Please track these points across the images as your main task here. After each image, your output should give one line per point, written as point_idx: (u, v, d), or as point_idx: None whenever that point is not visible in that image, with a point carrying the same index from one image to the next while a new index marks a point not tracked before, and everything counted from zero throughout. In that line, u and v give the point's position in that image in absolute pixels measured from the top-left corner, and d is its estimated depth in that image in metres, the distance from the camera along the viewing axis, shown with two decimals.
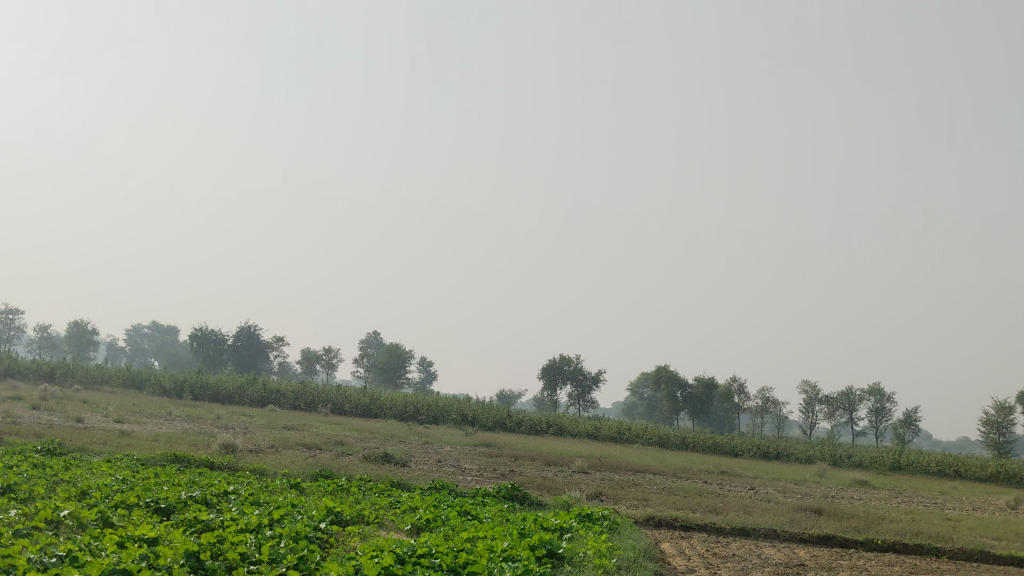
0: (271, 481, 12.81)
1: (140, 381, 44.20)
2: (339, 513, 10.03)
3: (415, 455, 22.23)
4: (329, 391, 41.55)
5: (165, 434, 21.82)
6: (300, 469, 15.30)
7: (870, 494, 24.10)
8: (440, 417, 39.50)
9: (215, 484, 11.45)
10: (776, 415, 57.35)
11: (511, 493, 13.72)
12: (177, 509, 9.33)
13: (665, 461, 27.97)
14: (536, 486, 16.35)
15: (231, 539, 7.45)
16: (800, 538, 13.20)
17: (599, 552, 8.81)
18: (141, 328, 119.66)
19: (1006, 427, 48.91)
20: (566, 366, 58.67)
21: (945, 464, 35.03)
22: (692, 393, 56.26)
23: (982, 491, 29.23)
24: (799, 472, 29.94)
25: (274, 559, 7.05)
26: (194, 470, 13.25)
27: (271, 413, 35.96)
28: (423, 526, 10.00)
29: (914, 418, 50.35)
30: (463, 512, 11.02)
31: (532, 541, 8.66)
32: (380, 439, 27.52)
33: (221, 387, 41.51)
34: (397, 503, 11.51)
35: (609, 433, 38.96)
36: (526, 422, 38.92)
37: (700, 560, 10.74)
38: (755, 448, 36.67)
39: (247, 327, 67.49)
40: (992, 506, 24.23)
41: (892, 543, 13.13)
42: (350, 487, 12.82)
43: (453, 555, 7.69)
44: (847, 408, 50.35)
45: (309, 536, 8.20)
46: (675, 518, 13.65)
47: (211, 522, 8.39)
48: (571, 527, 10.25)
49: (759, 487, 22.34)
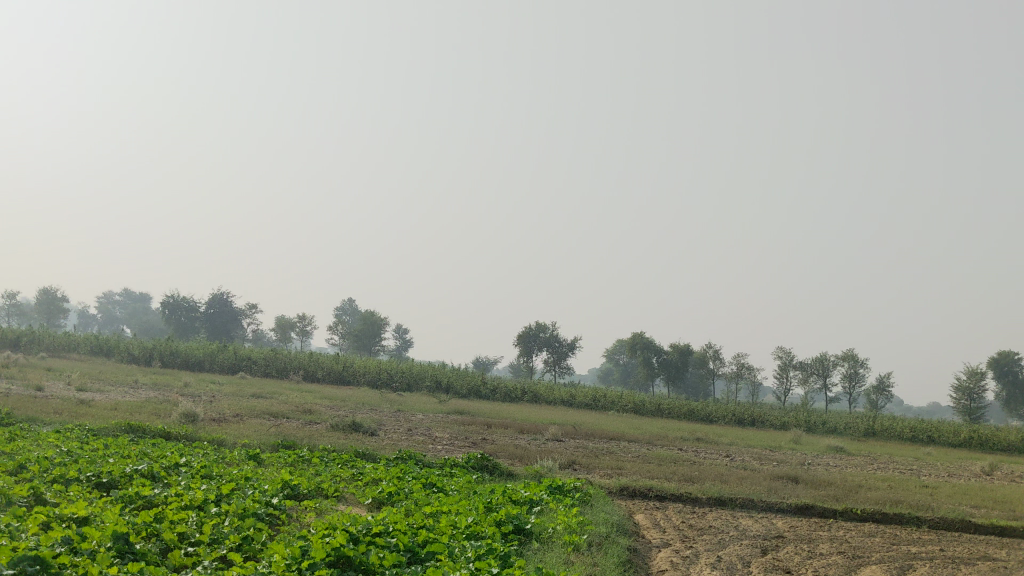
0: (228, 453, 12.23)
1: (108, 348, 43.31)
2: (295, 487, 9.49)
3: (385, 423, 21.65)
4: (301, 358, 40.94)
5: (127, 402, 21.17)
6: (262, 439, 14.72)
7: (846, 461, 23.91)
8: (414, 384, 39.03)
9: (167, 455, 10.85)
10: (750, 381, 57.38)
11: (480, 462, 13.26)
12: (120, 484, 8.76)
13: (640, 428, 27.62)
14: (508, 455, 15.85)
15: (169, 518, 6.87)
16: (778, 509, 12.83)
17: (569, 528, 8.27)
18: (112, 295, 117.85)
19: (977, 392, 49.16)
20: (542, 334, 58.33)
21: (918, 430, 35.02)
22: (668, 359, 56.09)
23: (956, 457, 29.20)
24: (775, 438, 29.73)
25: (215, 540, 6.50)
26: (146, 441, 12.59)
27: (241, 380, 35.37)
28: (385, 500, 9.48)
29: (887, 384, 50.50)
30: (428, 485, 10.49)
31: (497, 516, 8.13)
32: (350, 407, 26.97)
33: (191, 354, 40.75)
34: (360, 475, 10.98)
35: (584, 400, 38.61)
36: (501, 389, 38.56)
37: (675, 532, 10.30)
38: (730, 413, 36.52)
39: (220, 293, 66.61)
40: (967, 472, 24.12)
41: (871, 513, 12.80)
42: (311, 458, 12.27)
43: (412, 533, 7.13)
44: (821, 374, 50.32)
45: (258, 514, 7.65)
46: (649, 487, 13.23)
47: (153, 498, 7.81)
48: (541, 499, 9.77)
49: (734, 454, 21.99)
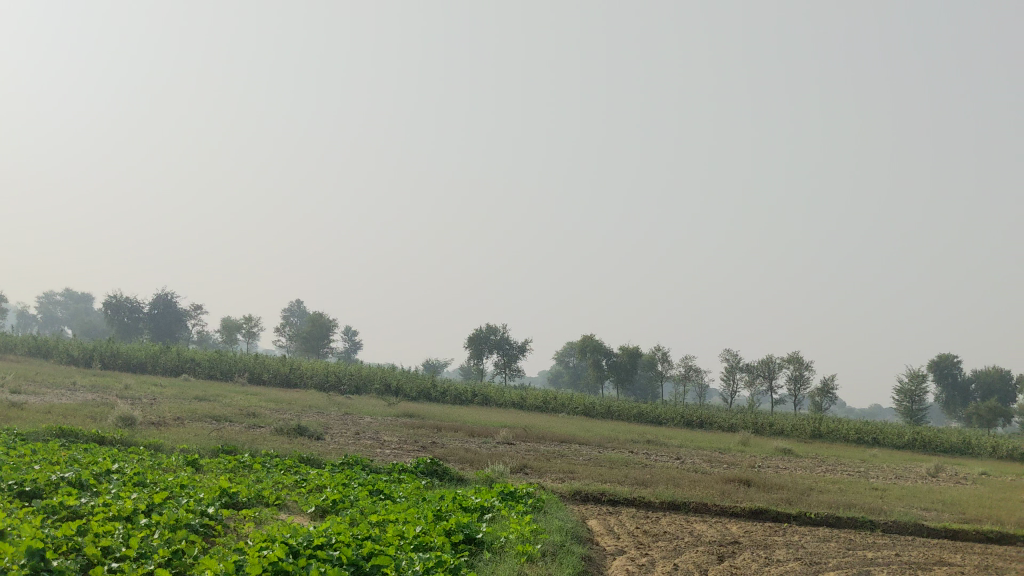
0: (165, 459, 11.69)
1: (46, 349, 41.98)
2: (233, 495, 9.04)
3: (332, 427, 21.11)
4: (246, 359, 40.10)
5: (62, 405, 20.35)
6: (201, 443, 14.14)
7: (793, 463, 23.92)
8: (363, 387, 38.43)
9: (99, 462, 10.30)
10: (698, 383, 57.65)
11: (430, 467, 12.88)
12: (45, 493, 8.23)
13: (590, 430, 27.46)
14: (459, 459, 15.48)
15: (93, 530, 6.39)
16: (732, 512, 12.64)
17: (522, 537, 7.93)
18: (54, 295, 114.71)
19: (918, 395, 49.96)
20: (492, 336, 57.99)
21: (863, 433, 35.39)
22: (618, 361, 56.11)
23: (902, 459, 29.50)
24: (724, 441, 29.73)
25: (143, 555, 6.06)
26: (78, 446, 11.98)
27: (185, 383, 34.42)
28: (329, 509, 9.08)
29: (832, 386, 51.12)
30: (374, 491, 10.10)
31: (447, 525, 7.78)
32: (297, 410, 26.34)
33: (132, 355, 39.64)
34: (304, 482, 10.53)
35: (535, 403, 38.35)
36: (451, 391, 38.13)
37: (629, 540, 10.02)
38: (679, 416, 36.51)
39: (164, 294, 65.20)
40: (913, 474, 24.31)
41: (825, 517, 12.67)
42: (253, 464, 11.78)
43: (356, 545, 6.74)
44: (767, 376, 50.72)
45: (193, 525, 7.20)
46: (602, 491, 12.96)
47: (79, 508, 7.32)
48: (493, 506, 9.42)
49: (685, 457, 21.86)
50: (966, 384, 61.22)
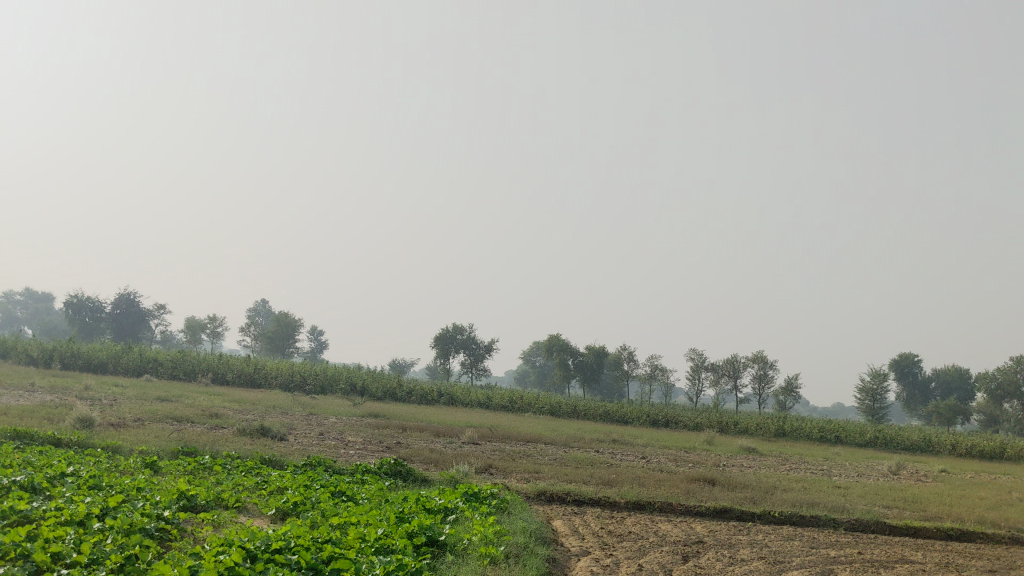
0: (123, 460, 11.46)
1: (3, 349, 41.17)
2: (192, 498, 8.86)
3: (296, 428, 20.89)
4: (209, 359, 39.60)
5: (19, 406, 19.93)
6: (160, 444, 13.90)
7: (758, 462, 24.05)
8: (328, 387, 38.11)
9: (53, 464, 10.06)
10: (664, 383, 57.91)
11: (394, 468, 12.76)
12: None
13: (556, 430, 27.42)
14: (423, 460, 15.36)
15: (43, 536, 6.22)
16: (697, 512, 12.65)
17: (486, 539, 7.85)
18: (12, 295, 112.68)
19: (880, 394, 50.55)
20: (459, 335, 57.83)
21: (826, 431, 35.74)
22: (584, 361, 56.20)
23: (865, 457, 29.79)
24: (689, 440, 29.83)
25: (94, 561, 5.91)
26: (32, 448, 11.72)
27: (146, 383, 33.88)
28: (290, 511, 8.93)
29: (795, 385, 51.57)
30: (336, 493, 9.97)
31: (409, 527, 7.68)
32: (261, 410, 26.04)
33: (93, 356, 39.00)
34: (265, 484, 10.37)
35: (501, 402, 38.27)
36: (417, 391, 37.94)
37: (594, 540, 9.96)
38: (645, 415, 36.63)
39: (126, 293, 64.25)
40: (875, 472, 24.56)
41: (789, 516, 12.72)
42: (213, 466, 11.59)
43: (316, 548, 6.62)
44: (732, 375, 51.05)
45: (148, 530, 7.03)
46: (568, 492, 12.91)
47: (30, 513, 7.13)
48: (457, 507, 9.33)
49: (650, 456, 21.90)
50: (926, 382, 62.03)
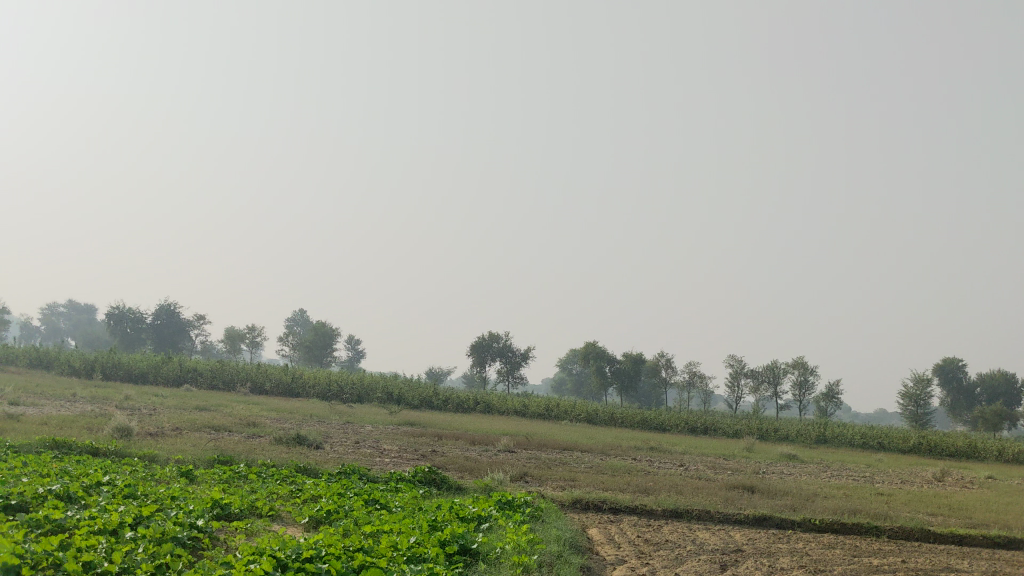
0: (159, 469, 11.52)
1: (47, 360, 41.83)
2: (225, 506, 8.86)
3: (333, 436, 20.94)
4: (248, 369, 39.91)
5: (60, 416, 20.17)
6: (197, 453, 13.96)
7: (798, 468, 23.69)
8: (365, 395, 38.21)
9: (89, 473, 10.12)
10: (702, 389, 57.41)
11: (428, 476, 12.70)
12: (31, 506, 8.06)
13: (593, 437, 27.25)
14: (458, 468, 15.29)
15: (75, 545, 6.24)
16: (735, 520, 12.44)
17: (519, 547, 7.74)
18: (56, 306, 114.59)
19: (923, 399, 49.69)
20: (495, 343, 57.81)
21: (869, 437, 35.20)
22: (621, 368, 55.90)
23: (908, 463, 29.26)
24: (728, 446, 29.47)
25: (125, 570, 5.91)
26: (70, 457, 11.82)
27: (185, 393, 34.21)
28: (323, 519, 8.90)
29: (836, 391, 50.87)
30: (370, 501, 9.91)
31: (442, 535, 7.61)
32: (298, 419, 26.17)
33: (134, 366, 39.49)
34: (299, 492, 10.34)
35: (537, 410, 38.16)
36: (454, 399, 37.95)
37: (630, 549, 9.81)
38: (683, 422, 36.31)
39: (167, 304, 65.03)
40: (919, 478, 24.10)
41: (830, 523, 12.47)
42: (248, 474, 11.60)
43: (346, 556, 6.56)
44: (771, 382, 50.47)
45: (180, 538, 7.02)
46: (603, 500, 12.76)
47: (64, 523, 7.15)
48: (490, 515, 9.23)
49: (688, 463, 21.65)
50: (971, 388, 60.85)
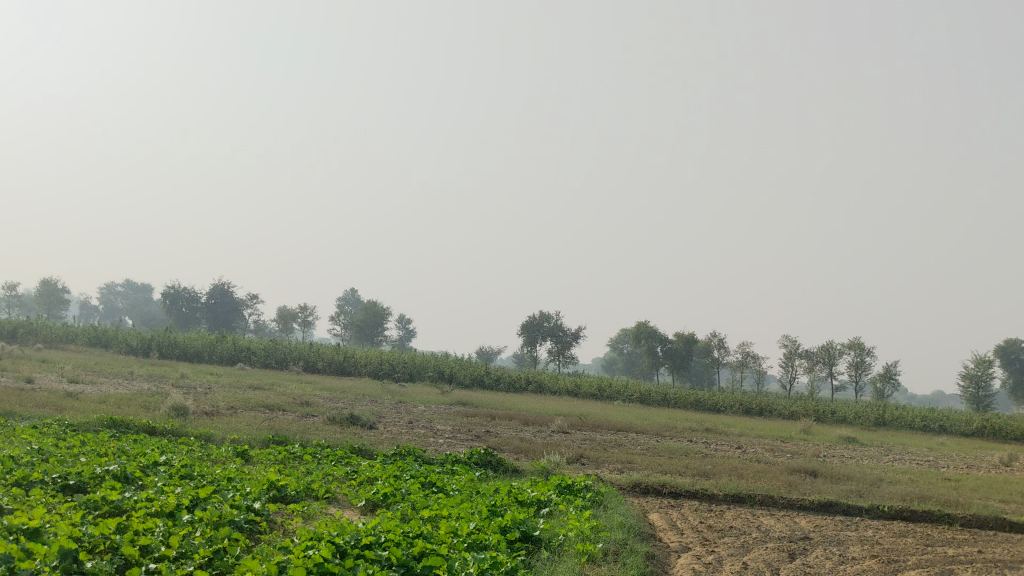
0: (214, 449, 11.47)
1: (106, 339, 42.53)
2: (281, 489, 8.73)
3: (386, 416, 20.88)
4: (301, 348, 40.17)
5: (117, 394, 20.41)
6: (252, 433, 13.91)
7: (859, 452, 23.11)
8: (417, 374, 38.22)
9: (146, 453, 10.07)
10: (755, 370, 56.60)
11: (484, 458, 12.48)
12: (90, 487, 8.02)
13: (647, 418, 26.89)
14: (512, 450, 15.08)
15: (133, 528, 6.12)
16: (800, 506, 12.06)
17: (583, 535, 7.48)
18: (114, 286, 116.79)
19: (984, 380, 48.43)
20: (546, 323, 57.55)
21: (930, 420, 34.32)
22: (673, 348, 55.29)
23: (972, 447, 28.48)
24: (784, 429, 28.86)
25: (184, 554, 5.77)
26: (128, 437, 11.82)
27: (240, 372, 34.53)
28: (380, 502, 8.74)
29: (894, 372, 49.81)
30: (426, 484, 9.73)
31: (503, 521, 7.37)
32: (351, 399, 26.20)
33: (190, 345, 39.97)
34: (355, 474, 10.20)
35: (589, 390, 37.87)
36: (505, 379, 37.80)
37: (694, 535, 9.52)
38: (738, 404, 35.75)
39: (221, 284, 65.82)
40: (985, 463, 23.40)
41: (900, 510, 12.03)
42: (304, 455, 11.51)
43: (406, 543, 6.36)
44: (828, 362, 49.53)
45: (238, 521, 6.88)
46: (663, 484, 12.45)
47: (122, 505, 7.06)
48: (550, 500, 8.99)
49: (746, 445, 21.20)
50: None
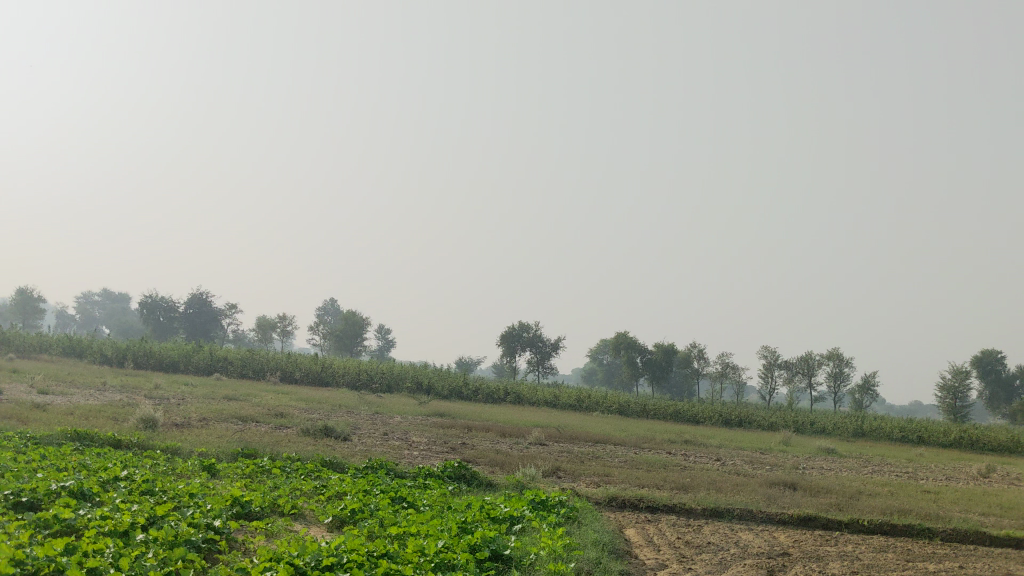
0: (180, 463, 11.15)
1: (80, 348, 41.92)
2: (245, 505, 8.45)
3: (362, 427, 20.60)
4: (278, 358, 39.79)
5: (86, 405, 20.00)
6: (221, 446, 13.60)
7: (838, 464, 22.97)
8: (395, 385, 37.89)
9: (107, 468, 9.74)
10: (735, 381, 56.56)
11: (458, 471, 12.23)
12: (45, 503, 7.69)
13: (625, 429, 26.68)
14: (488, 462, 14.83)
15: (81, 549, 5.82)
16: (779, 520, 11.87)
17: (555, 553, 7.24)
18: (92, 296, 115.88)
19: (962, 391, 48.55)
20: (525, 333, 57.33)
21: (908, 431, 34.24)
22: (653, 359, 55.18)
23: (950, 458, 28.43)
24: (763, 440, 28.72)
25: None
26: (91, 450, 11.49)
27: (215, 382, 34.07)
28: (347, 519, 8.48)
29: (873, 383, 49.87)
30: (396, 499, 9.46)
31: (472, 539, 7.12)
32: (326, 409, 25.86)
33: (165, 355, 39.46)
34: (324, 488, 9.92)
35: (568, 401, 37.65)
36: (484, 390, 37.49)
37: (671, 552, 9.31)
38: (717, 414, 35.61)
39: (199, 293, 65.26)
40: (964, 474, 23.32)
41: (880, 524, 11.86)
42: (272, 469, 11.21)
43: (369, 563, 6.09)
44: (807, 373, 49.53)
45: (195, 541, 6.58)
46: (641, 497, 12.25)
47: (74, 524, 6.75)
48: (523, 517, 8.75)
49: (725, 458, 21.01)
50: (1010, 381, 59.49)
